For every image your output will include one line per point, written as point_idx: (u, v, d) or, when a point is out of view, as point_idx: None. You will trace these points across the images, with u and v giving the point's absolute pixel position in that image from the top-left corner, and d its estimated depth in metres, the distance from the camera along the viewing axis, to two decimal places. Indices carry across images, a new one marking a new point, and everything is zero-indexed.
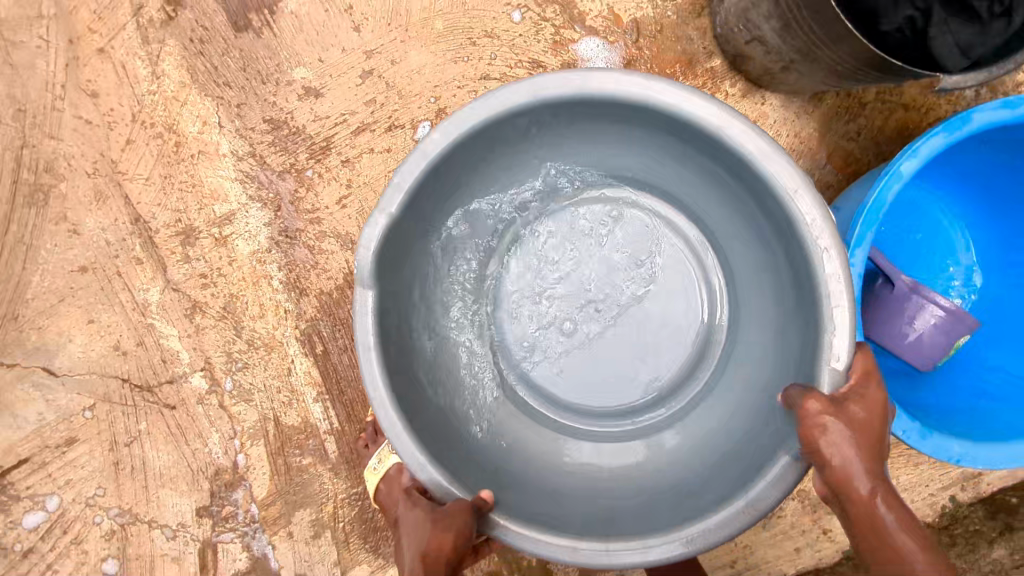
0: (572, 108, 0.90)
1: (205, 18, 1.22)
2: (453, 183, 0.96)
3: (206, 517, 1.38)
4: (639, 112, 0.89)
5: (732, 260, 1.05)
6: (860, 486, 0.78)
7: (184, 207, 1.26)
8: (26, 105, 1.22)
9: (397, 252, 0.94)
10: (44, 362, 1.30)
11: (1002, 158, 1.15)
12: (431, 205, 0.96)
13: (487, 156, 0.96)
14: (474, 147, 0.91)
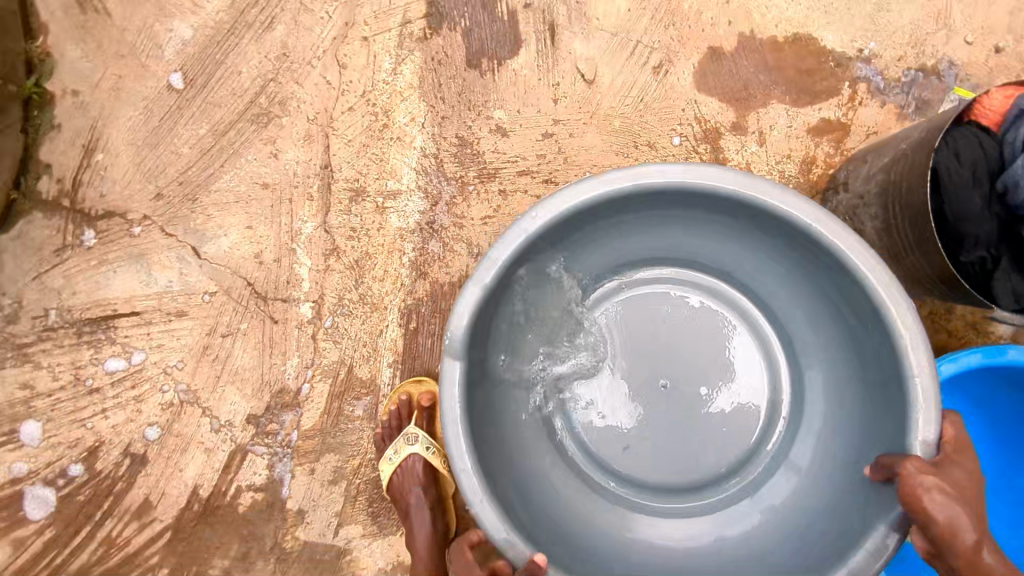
0: (650, 201, 1.07)
1: (449, 46, 1.53)
2: (542, 258, 1.13)
3: (252, 425, 1.54)
4: (715, 203, 1.05)
5: (794, 332, 1.22)
6: (964, 538, 0.91)
7: (365, 172, 1.53)
8: (289, 52, 1.52)
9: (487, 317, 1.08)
10: (196, 243, 1.53)
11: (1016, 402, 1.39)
12: (525, 275, 1.12)
13: (575, 234, 1.12)
14: (565, 223, 1.06)
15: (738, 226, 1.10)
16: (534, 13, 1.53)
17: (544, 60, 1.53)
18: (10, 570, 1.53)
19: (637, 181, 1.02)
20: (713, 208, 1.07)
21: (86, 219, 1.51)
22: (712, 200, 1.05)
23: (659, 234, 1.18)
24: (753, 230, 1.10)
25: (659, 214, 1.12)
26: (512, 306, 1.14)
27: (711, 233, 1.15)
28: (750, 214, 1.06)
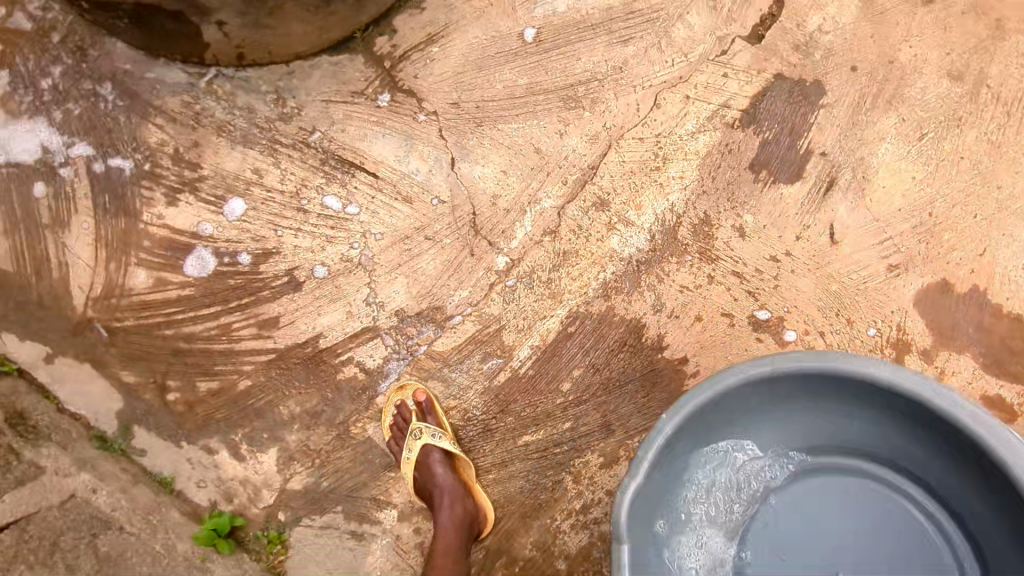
0: (761, 388, 1.25)
1: (745, 144, 1.68)
2: (692, 442, 1.28)
3: (397, 319, 1.67)
4: (814, 376, 1.22)
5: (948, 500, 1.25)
6: None
7: (618, 192, 1.68)
8: (625, 69, 1.69)
9: (650, 486, 1.23)
10: (456, 156, 1.69)
11: None
12: (679, 453, 1.27)
13: (717, 419, 1.28)
14: (696, 415, 1.23)
15: (835, 398, 1.25)
16: (827, 163, 1.68)
17: (810, 203, 1.68)
18: (140, 300, 1.66)
19: (736, 375, 1.21)
20: (816, 383, 1.23)
21: (390, 85, 1.69)
22: (824, 378, 1.21)
23: (778, 413, 1.30)
24: (853, 402, 1.24)
25: (781, 398, 1.28)
26: (672, 474, 1.27)
27: (821, 412, 1.28)
28: (843, 383, 1.21)
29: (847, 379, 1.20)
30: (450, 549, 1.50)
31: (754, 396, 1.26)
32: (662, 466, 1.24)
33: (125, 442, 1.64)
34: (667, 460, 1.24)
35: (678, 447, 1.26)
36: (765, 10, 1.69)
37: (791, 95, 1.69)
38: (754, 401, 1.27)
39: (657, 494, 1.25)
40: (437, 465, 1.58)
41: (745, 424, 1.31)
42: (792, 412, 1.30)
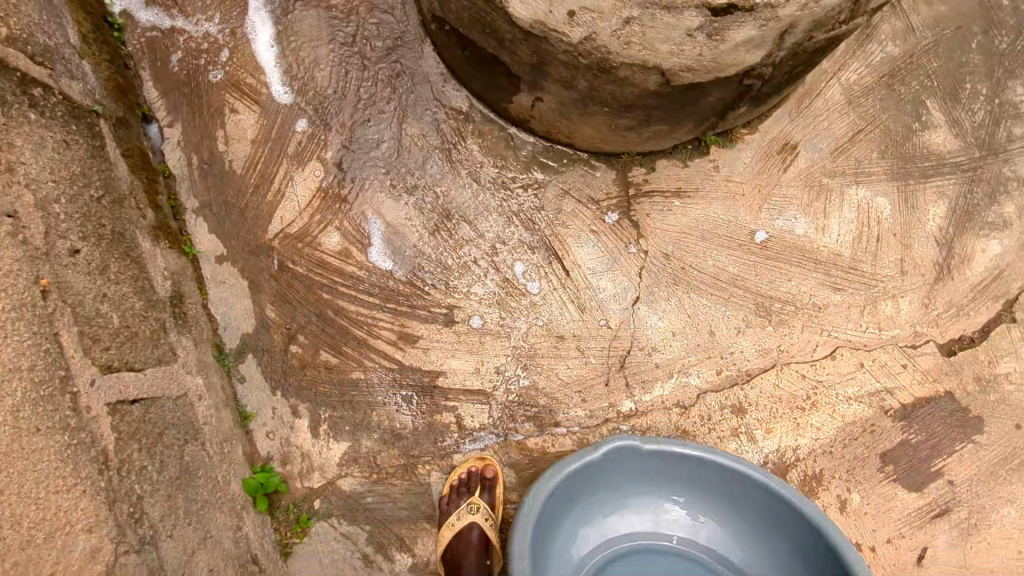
0: (783, 521, 1.52)
1: (887, 433, 1.75)
2: (665, 469, 1.59)
3: (512, 400, 1.74)
4: (749, 484, 1.53)
5: None
6: None
7: (758, 408, 1.74)
8: (822, 310, 1.78)
9: (601, 467, 1.57)
10: (642, 297, 1.78)
11: None
12: (616, 462, 1.57)
13: (706, 486, 1.59)
14: (730, 485, 1.56)
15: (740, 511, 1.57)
16: (950, 492, 1.73)
17: (917, 518, 1.72)
18: (319, 256, 1.77)
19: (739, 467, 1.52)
20: (723, 496, 1.59)
21: (623, 209, 1.81)
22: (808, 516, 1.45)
23: (716, 497, 1.59)
24: (778, 519, 1.52)
25: (706, 474, 1.57)
26: (604, 472, 1.59)
27: (729, 516, 1.59)
28: (780, 514, 1.51)
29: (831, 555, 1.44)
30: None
31: (657, 470, 1.60)
32: (674, 476, 1.60)
33: (233, 362, 1.72)
34: (677, 474, 1.60)
35: (679, 486, 1.62)
36: (967, 332, 1.79)
37: (949, 415, 1.76)
38: (774, 517, 1.53)
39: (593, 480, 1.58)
40: (477, 534, 1.62)
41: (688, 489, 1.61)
42: (761, 525, 1.56)
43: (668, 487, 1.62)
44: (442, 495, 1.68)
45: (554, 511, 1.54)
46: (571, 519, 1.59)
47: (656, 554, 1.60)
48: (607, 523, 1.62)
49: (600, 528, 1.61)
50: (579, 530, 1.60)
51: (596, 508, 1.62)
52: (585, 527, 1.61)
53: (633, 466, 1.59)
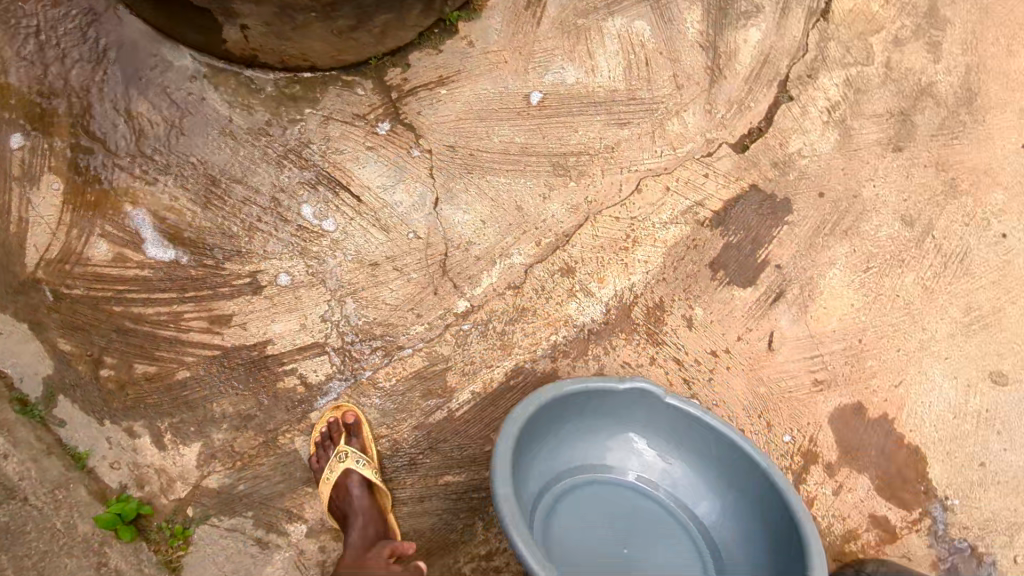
0: (751, 480, 1.47)
1: (710, 242, 1.80)
2: (661, 416, 1.53)
3: (347, 342, 1.69)
4: (741, 454, 1.46)
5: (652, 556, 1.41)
6: None
7: (585, 263, 1.76)
8: (615, 149, 1.78)
9: (619, 397, 1.52)
10: (441, 196, 1.73)
11: None
12: (618, 398, 1.52)
13: (689, 436, 1.53)
14: (716, 441, 1.49)
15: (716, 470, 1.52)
16: (780, 276, 1.82)
17: (757, 309, 1.81)
18: (94, 271, 1.64)
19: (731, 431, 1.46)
20: (715, 457, 1.51)
21: (392, 115, 1.73)
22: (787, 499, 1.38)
23: (699, 454, 1.53)
24: (755, 490, 1.46)
25: (694, 432, 1.51)
26: (604, 405, 1.53)
27: (709, 477, 1.54)
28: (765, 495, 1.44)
29: (790, 527, 1.39)
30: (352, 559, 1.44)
31: (651, 414, 1.53)
32: (661, 420, 1.54)
33: (44, 410, 1.60)
34: (673, 421, 1.53)
35: (660, 433, 1.56)
36: (754, 124, 1.84)
37: (759, 206, 1.83)
38: (743, 478, 1.47)
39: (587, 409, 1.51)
40: (355, 485, 1.59)
41: (683, 440, 1.55)
42: (732, 488, 1.51)
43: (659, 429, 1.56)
44: (311, 457, 1.65)
45: (531, 444, 1.47)
46: (552, 444, 1.53)
47: (625, 494, 1.55)
48: (588, 454, 1.56)
49: (577, 457, 1.56)
50: (559, 454, 1.53)
51: (581, 435, 1.56)
52: (565, 455, 1.54)
53: (633, 405, 1.53)
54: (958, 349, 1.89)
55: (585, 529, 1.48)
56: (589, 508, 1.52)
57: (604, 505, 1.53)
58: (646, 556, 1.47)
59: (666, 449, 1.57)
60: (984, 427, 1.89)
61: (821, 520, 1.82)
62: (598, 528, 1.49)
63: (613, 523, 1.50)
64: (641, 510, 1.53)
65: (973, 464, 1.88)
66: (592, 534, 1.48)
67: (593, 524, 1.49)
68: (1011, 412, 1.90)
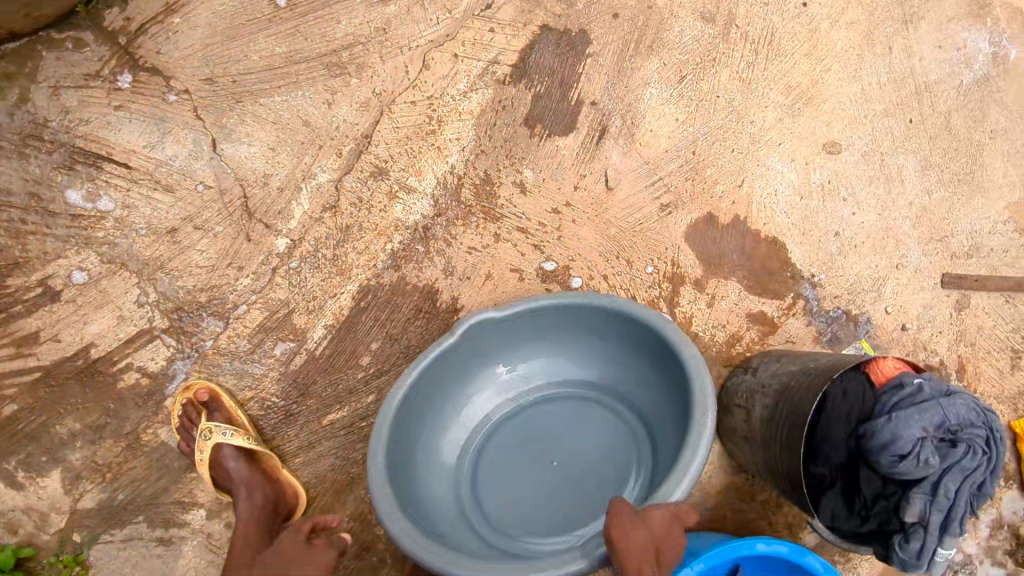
0: (611, 327, 1.43)
1: (518, 99, 1.73)
2: (502, 329, 1.45)
3: (174, 319, 1.58)
4: (588, 311, 1.41)
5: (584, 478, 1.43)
6: (908, 515, 1.39)
7: (395, 159, 1.66)
8: (388, 30, 1.67)
9: (457, 347, 1.42)
10: (217, 136, 1.59)
11: None
12: (460, 347, 1.42)
13: (544, 323, 1.47)
14: (565, 315, 1.44)
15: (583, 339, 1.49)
16: (597, 112, 1.78)
17: (585, 152, 1.77)
18: None
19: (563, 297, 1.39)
20: (574, 329, 1.47)
21: (131, 65, 1.56)
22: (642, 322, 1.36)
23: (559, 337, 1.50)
24: (620, 332, 1.43)
25: (546, 323, 1.46)
26: (454, 357, 1.43)
27: (580, 348, 1.51)
28: (627, 331, 1.42)
29: (661, 346, 1.37)
30: (252, 538, 1.39)
31: (496, 337, 1.46)
32: (508, 332, 1.46)
33: None
34: (517, 328, 1.45)
35: (517, 342, 1.50)
36: None
37: (557, 47, 1.76)
38: (608, 329, 1.44)
39: (435, 375, 1.41)
40: (229, 459, 1.49)
41: (542, 334, 1.49)
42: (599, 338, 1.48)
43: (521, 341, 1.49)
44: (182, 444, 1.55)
45: (406, 446, 1.38)
46: (432, 426, 1.45)
47: (536, 420, 1.51)
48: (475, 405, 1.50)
49: (471, 413, 1.49)
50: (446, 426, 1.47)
51: (460, 397, 1.49)
52: (454, 422, 1.48)
53: (480, 343, 1.45)
54: (788, 132, 1.91)
55: (519, 481, 1.45)
56: (507, 461, 1.48)
57: (519, 441, 1.49)
58: (576, 453, 1.47)
59: (542, 351, 1.52)
60: (829, 198, 1.94)
61: (704, 334, 1.86)
62: (528, 467, 1.46)
63: (536, 451, 1.47)
64: (557, 421, 1.50)
65: (828, 236, 1.95)
66: (520, 477, 1.45)
67: (523, 469, 1.46)
68: (850, 177, 1.96)
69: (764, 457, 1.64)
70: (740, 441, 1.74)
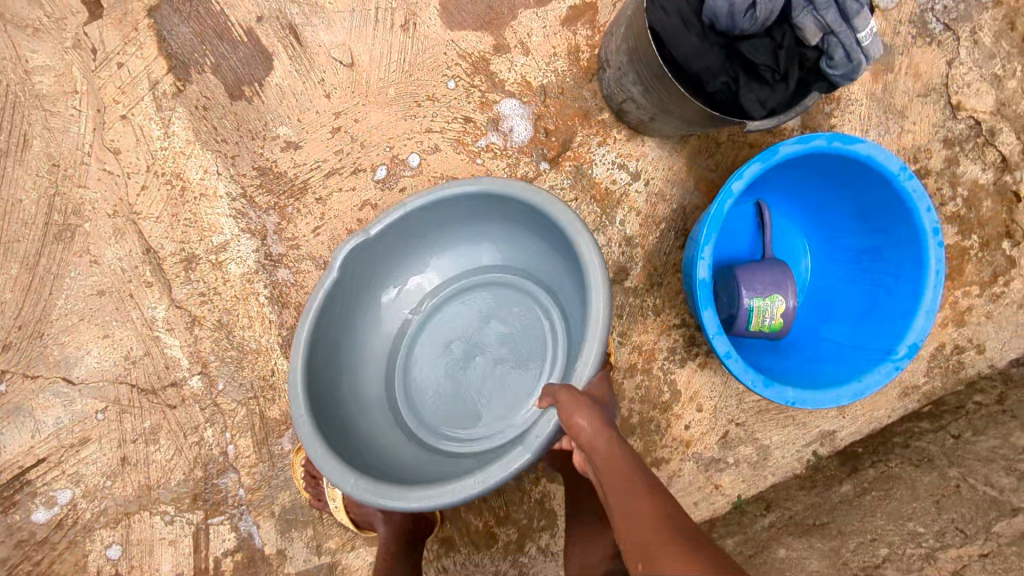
0: (499, 210, 1.32)
1: (205, 87, 1.56)
2: (385, 253, 1.34)
3: (203, 503, 1.61)
4: (478, 201, 1.29)
5: (500, 365, 1.39)
6: (812, 37, 1.29)
7: (187, 238, 1.57)
8: (58, 160, 1.53)
9: (365, 263, 1.31)
10: (64, 373, 1.55)
11: (803, 176, 1.68)
12: (364, 261, 1.30)
13: (450, 221, 1.36)
14: (458, 208, 1.31)
15: (480, 224, 1.38)
16: (271, 23, 1.59)
17: (300, 62, 1.60)
18: None
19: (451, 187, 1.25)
20: (465, 211, 1.33)
21: None
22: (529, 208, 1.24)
23: (459, 228, 1.39)
24: (506, 210, 1.31)
25: (438, 217, 1.33)
26: (361, 276, 1.32)
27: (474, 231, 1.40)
28: (513, 208, 1.30)
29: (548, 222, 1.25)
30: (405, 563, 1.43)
31: (399, 242, 1.34)
32: (411, 235, 1.34)
33: None
34: (415, 226, 1.33)
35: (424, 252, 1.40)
36: None
37: (180, 12, 1.55)
38: (495, 210, 1.32)
39: (351, 303, 1.32)
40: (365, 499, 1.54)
41: (440, 229, 1.37)
42: (492, 220, 1.37)
43: (441, 241, 1.41)
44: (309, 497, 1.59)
45: (329, 369, 1.27)
46: (348, 367, 1.33)
47: (445, 313, 1.43)
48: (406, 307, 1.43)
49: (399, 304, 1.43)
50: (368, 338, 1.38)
51: (373, 303, 1.39)
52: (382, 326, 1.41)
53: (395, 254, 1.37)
54: None
55: (439, 386, 1.40)
56: (428, 363, 1.41)
57: (442, 331, 1.42)
58: (493, 339, 1.41)
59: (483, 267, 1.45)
60: None
61: (549, 78, 1.70)
62: (445, 360, 1.41)
63: (456, 347, 1.41)
64: (480, 311, 1.43)
65: None
66: (441, 377, 1.40)
67: (439, 366, 1.41)
68: None
69: (676, 118, 1.51)
70: (654, 124, 1.62)
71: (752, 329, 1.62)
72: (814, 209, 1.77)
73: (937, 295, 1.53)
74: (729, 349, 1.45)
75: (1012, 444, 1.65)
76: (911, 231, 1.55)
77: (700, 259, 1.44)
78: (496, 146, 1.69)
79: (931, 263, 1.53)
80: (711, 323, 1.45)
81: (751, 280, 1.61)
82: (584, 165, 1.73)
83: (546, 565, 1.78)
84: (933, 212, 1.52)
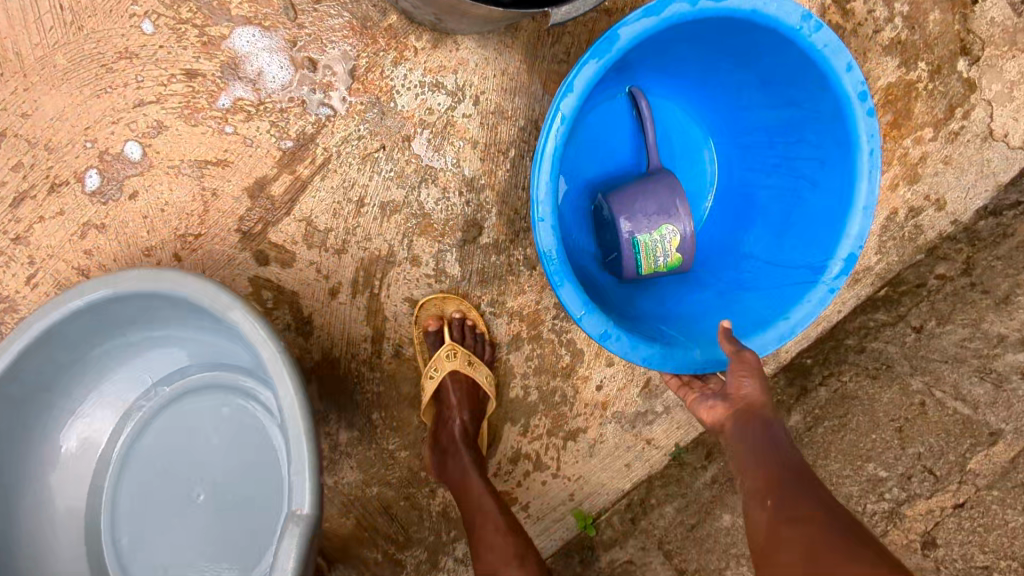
0: (138, 308, 1.07)
1: None
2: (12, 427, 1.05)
3: None
4: (100, 314, 1.04)
5: (224, 494, 1.20)
6: None
7: None
8: None
9: None
10: None
11: (680, 51, 1.21)
12: None
13: (84, 349, 1.09)
14: (82, 328, 1.04)
15: (130, 333, 1.13)
16: None
17: None
18: None
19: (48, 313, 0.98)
20: (96, 330, 1.07)
21: None
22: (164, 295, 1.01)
23: (104, 351, 1.13)
24: (145, 306, 1.07)
25: (63, 353, 1.06)
26: None
27: (128, 343, 1.15)
28: (151, 303, 1.06)
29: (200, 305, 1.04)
30: None
31: (23, 406, 1.06)
32: (35, 392, 1.06)
33: None
34: (35, 382, 1.05)
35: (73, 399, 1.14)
36: None
37: None
38: (135, 312, 1.08)
39: None
40: None
41: (77, 364, 1.11)
42: (139, 324, 1.12)
43: (100, 366, 1.15)
44: None
45: None
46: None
47: (138, 458, 1.20)
48: (89, 469, 1.18)
49: (77, 471, 1.17)
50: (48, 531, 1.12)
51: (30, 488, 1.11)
52: (75, 503, 1.16)
53: (35, 418, 1.10)
54: None
55: (160, 550, 1.18)
56: (137, 527, 1.18)
57: (147, 480, 1.19)
58: (202, 466, 1.20)
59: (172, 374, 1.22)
60: None
61: None
62: (155, 517, 1.19)
63: (163, 497, 1.19)
64: (184, 437, 1.21)
65: None
66: (158, 539, 1.18)
67: (152, 526, 1.18)
68: None
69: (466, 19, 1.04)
70: (450, 24, 1.13)
71: (645, 272, 1.22)
72: (706, 85, 1.32)
73: (873, 184, 1.13)
74: (605, 328, 1.07)
75: (984, 333, 1.33)
76: (830, 101, 1.12)
77: (536, 220, 1.01)
78: (248, 102, 1.20)
79: (861, 139, 1.11)
80: (572, 300, 1.05)
81: (632, 212, 1.19)
82: (382, 98, 1.25)
83: (468, 574, 1.54)
84: (855, 68, 1.08)
